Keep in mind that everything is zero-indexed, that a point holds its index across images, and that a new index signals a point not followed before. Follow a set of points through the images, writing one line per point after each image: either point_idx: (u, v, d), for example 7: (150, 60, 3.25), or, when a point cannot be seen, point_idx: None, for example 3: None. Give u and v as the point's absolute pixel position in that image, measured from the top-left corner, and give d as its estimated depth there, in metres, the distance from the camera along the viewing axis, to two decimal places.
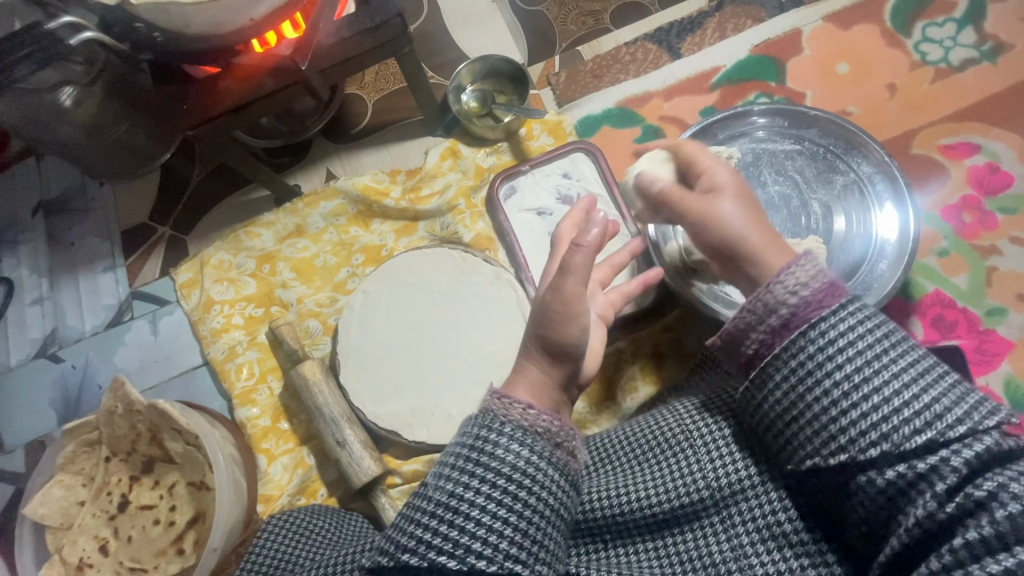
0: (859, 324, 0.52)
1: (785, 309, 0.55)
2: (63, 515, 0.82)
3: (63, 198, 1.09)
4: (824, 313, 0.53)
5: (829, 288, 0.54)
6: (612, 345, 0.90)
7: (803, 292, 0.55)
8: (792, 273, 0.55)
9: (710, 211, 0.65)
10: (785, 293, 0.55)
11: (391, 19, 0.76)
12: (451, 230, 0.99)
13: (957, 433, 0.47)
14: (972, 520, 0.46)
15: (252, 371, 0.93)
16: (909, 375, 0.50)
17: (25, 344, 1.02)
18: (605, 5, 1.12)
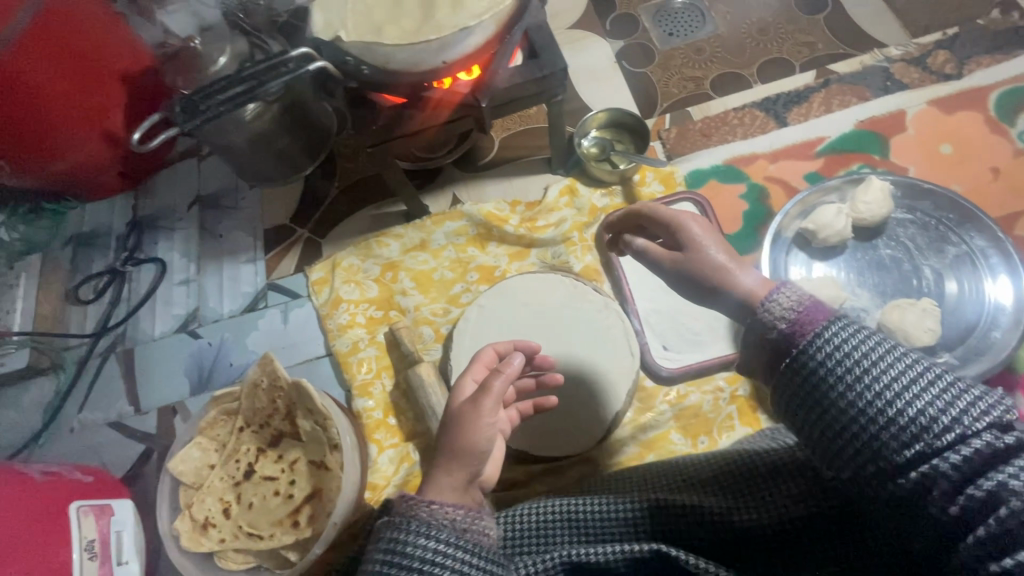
0: (837, 347, 0.51)
1: (784, 330, 0.54)
2: (196, 474, 0.91)
3: (217, 195, 1.24)
4: (811, 337, 0.52)
5: (799, 324, 0.53)
6: (711, 383, 0.95)
7: (790, 316, 0.54)
8: (767, 312, 0.56)
9: (699, 254, 0.63)
10: (774, 318, 0.55)
11: (556, 72, 0.87)
12: (562, 259, 1.08)
13: (946, 441, 0.46)
14: (982, 516, 0.45)
15: (370, 366, 1.02)
16: (896, 387, 0.48)
17: (168, 318, 1.14)
18: (707, 73, 1.23)
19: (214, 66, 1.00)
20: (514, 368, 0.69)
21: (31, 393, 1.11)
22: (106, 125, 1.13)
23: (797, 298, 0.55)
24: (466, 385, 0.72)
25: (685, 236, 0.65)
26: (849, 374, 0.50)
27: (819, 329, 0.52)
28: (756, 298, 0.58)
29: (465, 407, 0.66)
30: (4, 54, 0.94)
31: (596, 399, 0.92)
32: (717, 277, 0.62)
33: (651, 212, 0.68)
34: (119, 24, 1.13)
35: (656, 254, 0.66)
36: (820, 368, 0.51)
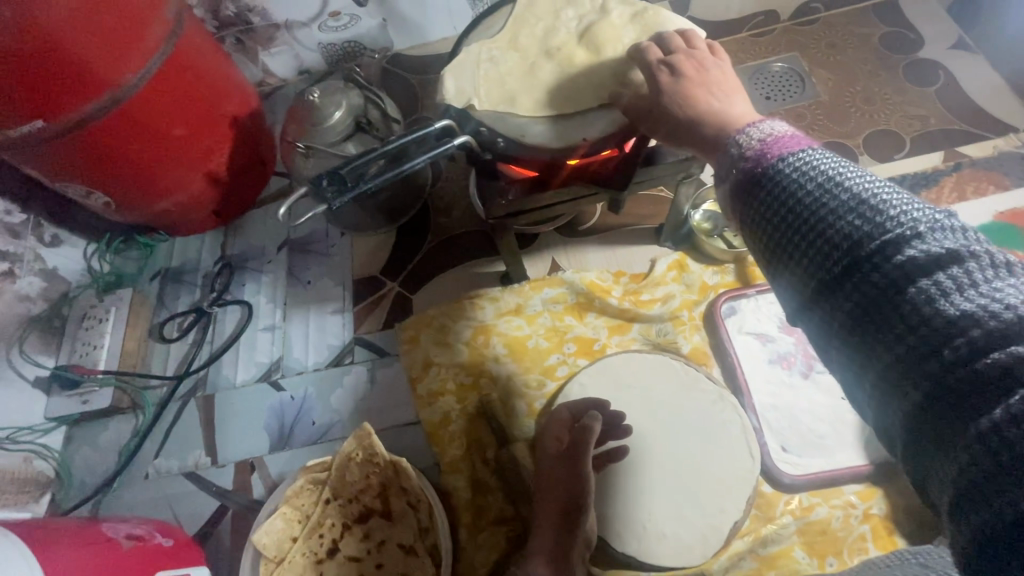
0: (806, 160, 0.43)
1: (753, 153, 0.47)
2: (278, 548, 0.83)
3: (307, 239, 1.22)
4: (786, 154, 0.44)
5: (766, 150, 0.46)
6: (839, 495, 0.86)
7: (765, 140, 0.47)
8: (739, 147, 0.49)
9: (688, 96, 0.64)
10: (748, 142, 0.49)
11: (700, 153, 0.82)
12: (668, 338, 1.01)
13: (891, 249, 0.37)
14: (939, 334, 0.34)
15: (461, 440, 0.96)
16: (869, 197, 0.39)
17: (251, 365, 1.11)
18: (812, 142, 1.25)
19: (329, 120, 0.99)
20: (593, 433, 0.80)
21: (108, 433, 1.09)
22: (210, 166, 1.14)
23: (776, 132, 0.48)
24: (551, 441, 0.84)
25: (688, 73, 0.66)
26: (810, 191, 0.41)
27: (788, 152, 0.44)
28: (736, 135, 0.52)
29: (564, 467, 0.80)
30: (132, 99, 0.95)
31: (713, 504, 0.84)
32: (698, 111, 0.62)
33: (685, 42, 0.70)
34: (228, 64, 1.14)
35: (665, 83, 0.66)
36: (777, 188, 0.43)
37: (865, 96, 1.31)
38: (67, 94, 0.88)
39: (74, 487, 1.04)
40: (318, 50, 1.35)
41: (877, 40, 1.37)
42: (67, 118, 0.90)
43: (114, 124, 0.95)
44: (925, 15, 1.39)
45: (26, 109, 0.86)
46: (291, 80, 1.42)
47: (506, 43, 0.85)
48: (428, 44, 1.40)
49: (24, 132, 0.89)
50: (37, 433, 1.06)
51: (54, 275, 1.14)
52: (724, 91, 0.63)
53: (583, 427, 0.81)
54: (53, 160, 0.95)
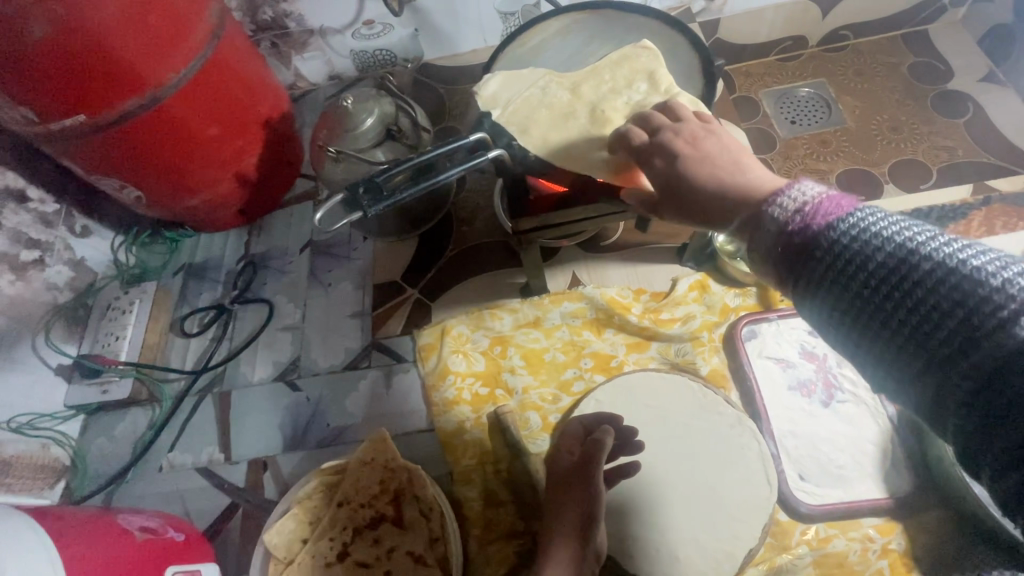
0: (866, 230, 0.44)
1: (795, 223, 0.48)
2: (288, 548, 0.84)
3: (330, 242, 1.23)
4: (834, 221, 0.45)
5: (811, 220, 0.47)
6: (857, 528, 0.85)
7: (804, 207, 0.48)
8: (778, 213, 0.49)
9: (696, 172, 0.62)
10: (784, 213, 0.49)
11: None
12: (686, 358, 1.00)
13: (992, 321, 0.38)
14: None
15: (474, 451, 0.96)
16: (950, 268, 0.40)
17: (269, 364, 1.11)
18: (832, 167, 1.26)
19: (360, 127, 1.01)
20: (604, 447, 0.76)
21: (125, 423, 1.10)
22: (240, 167, 1.16)
23: (813, 195, 0.48)
24: (561, 456, 0.79)
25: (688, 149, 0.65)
26: (869, 260, 0.43)
27: (837, 218, 0.45)
28: (765, 202, 0.52)
29: (571, 479, 0.74)
30: (171, 99, 0.97)
31: (727, 529, 0.83)
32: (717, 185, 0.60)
33: (670, 117, 0.71)
34: (264, 68, 1.17)
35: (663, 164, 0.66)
36: (836, 258, 0.45)
37: (892, 124, 1.30)
38: (110, 90, 0.90)
39: (89, 476, 1.06)
40: (350, 57, 1.37)
41: (905, 70, 1.37)
42: (107, 114, 0.92)
43: (151, 122, 0.97)
44: (954, 47, 1.39)
45: (69, 102, 0.88)
46: (321, 85, 1.45)
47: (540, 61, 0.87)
48: (458, 55, 1.42)
49: (65, 125, 0.91)
50: (56, 420, 1.07)
51: (81, 265, 1.16)
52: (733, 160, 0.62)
53: (597, 440, 0.77)
54: (90, 153, 0.98)
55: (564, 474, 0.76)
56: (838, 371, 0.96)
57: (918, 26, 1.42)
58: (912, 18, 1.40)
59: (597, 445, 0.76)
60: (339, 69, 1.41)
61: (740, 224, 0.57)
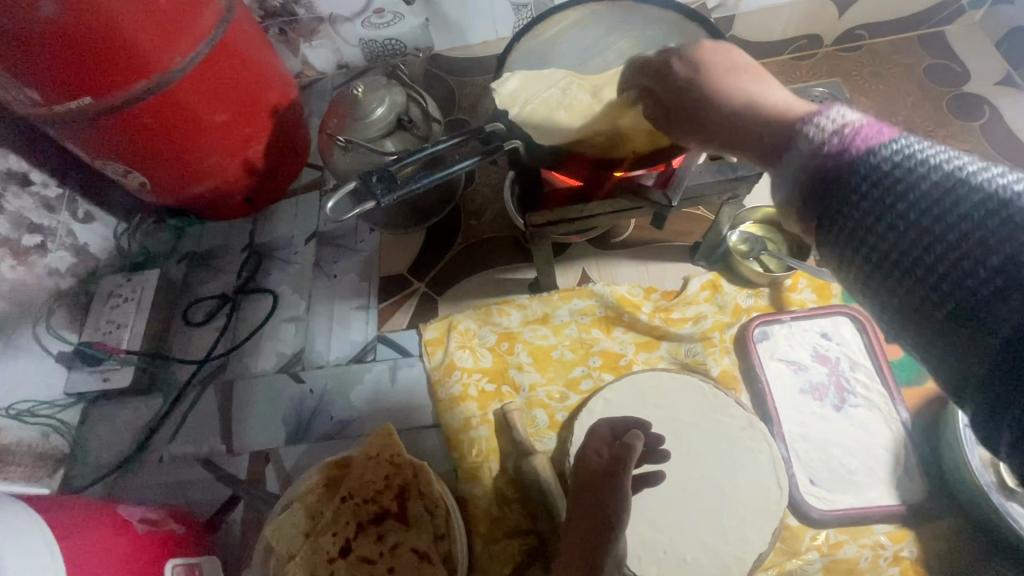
0: (909, 156, 0.41)
1: (833, 143, 0.44)
2: (290, 543, 0.82)
3: (336, 233, 1.22)
4: (876, 147, 0.42)
5: (852, 141, 0.43)
6: (867, 535, 0.84)
7: (842, 129, 0.44)
8: (814, 134, 0.45)
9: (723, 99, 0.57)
10: (821, 133, 0.45)
11: (751, 175, 0.81)
12: (697, 359, 0.99)
13: None
14: None
15: (480, 448, 0.95)
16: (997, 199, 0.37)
17: (272, 356, 1.10)
18: None
19: (370, 115, 0.99)
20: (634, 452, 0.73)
21: (125, 412, 1.08)
22: (247, 155, 1.14)
23: (854, 119, 0.44)
24: (590, 457, 0.77)
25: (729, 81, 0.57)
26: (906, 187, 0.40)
27: (877, 143, 0.42)
28: (800, 122, 0.48)
29: (601, 479, 0.71)
30: (179, 84, 0.95)
31: (737, 532, 0.81)
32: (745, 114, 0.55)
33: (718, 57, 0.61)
34: (273, 54, 1.15)
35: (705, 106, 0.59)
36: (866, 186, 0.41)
37: (907, 126, 1.28)
38: (117, 74, 0.88)
39: (89, 465, 1.04)
40: (359, 46, 1.35)
41: (921, 71, 1.35)
42: (114, 97, 0.91)
43: (158, 107, 0.96)
44: (971, 49, 1.36)
45: (75, 85, 0.87)
46: (329, 74, 1.43)
47: None
48: (467, 47, 1.40)
49: (71, 107, 0.89)
50: (56, 408, 1.06)
51: (84, 251, 1.15)
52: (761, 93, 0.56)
53: (626, 446, 0.74)
54: (96, 138, 0.96)
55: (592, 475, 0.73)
56: (851, 375, 0.94)
57: (934, 27, 1.40)
58: (929, 19, 1.38)
59: (625, 450, 0.74)
60: (347, 57, 1.39)
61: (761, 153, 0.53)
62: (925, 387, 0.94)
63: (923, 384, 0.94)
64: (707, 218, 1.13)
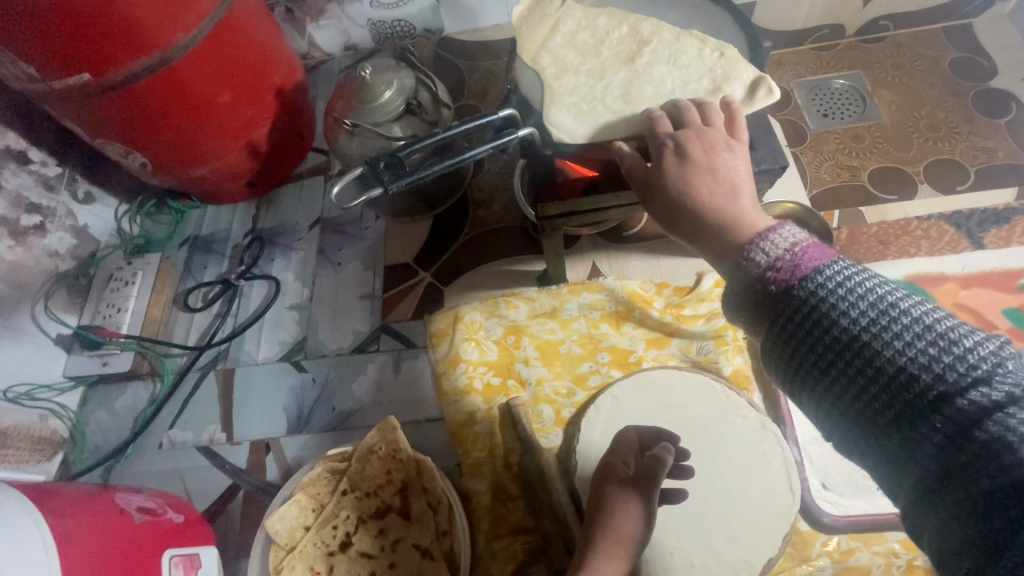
0: (855, 285, 0.42)
1: (782, 262, 0.46)
2: (290, 535, 0.81)
3: (341, 220, 1.19)
4: (817, 271, 0.44)
5: (794, 267, 0.45)
6: (881, 542, 0.82)
7: (786, 255, 0.46)
8: (751, 267, 0.48)
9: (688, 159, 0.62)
10: (761, 260, 0.48)
11: (775, 168, 0.77)
12: (709, 357, 0.96)
13: (945, 362, 0.37)
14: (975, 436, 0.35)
15: (484, 444, 0.93)
16: (923, 320, 0.39)
17: (275, 344, 1.08)
18: (864, 164, 1.19)
19: (379, 99, 0.95)
20: (665, 466, 0.66)
21: (125, 397, 1.07)
22: (250, 137, 1.11)
23: (793, 246, 0.47)
24: (616, 468, 0.69)
25: (678, 182, 0.61)
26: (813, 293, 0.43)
27: (817, 269, 0.44)
28: (754, 240, 0.50)
29: (624, 491, 0.66)
30: (181, 62, 0.92)
31: (748, 537, 0.79)
32: (698, 202, 0.59)
33: (703, 116, 0.66)
34: (278, 33, 1.11)
35: (669, 163, 0.62)
36: (782, 297, 0.45)
37: (931, 122, 1.22)
38: (116, 50, 0.85)
39: (88, 450, 1.03)
40: (367, 27, 1.31)
41: (947, 64, 1.29)
42: (114, 74, 0.87)
43: (159, 85, 0.92)
44: (1001, 42, 1.30)
45: (74, 60, 0.84)
46: (336, 56, 1.39)
47: (573, 36, 0.81)
48: (478, 30, 1.37)
49: (68, 83, 0.86)
50: (55, 391, 1.04)
51: (84, 233, 1.12)
52: (731, 181, 0.59)
53: (658, 456, 0.68)
54: (95, 115, 0.93)
55: (614, 487, 0.67)
56: None
57: (962, 18, 1.34)
58: (957, 9, 1.32)
59: (655, 464, 0.67)
60: (354, 38, 1.35)
61: (716, 251, 0.57)
62: None
63: None
64: None
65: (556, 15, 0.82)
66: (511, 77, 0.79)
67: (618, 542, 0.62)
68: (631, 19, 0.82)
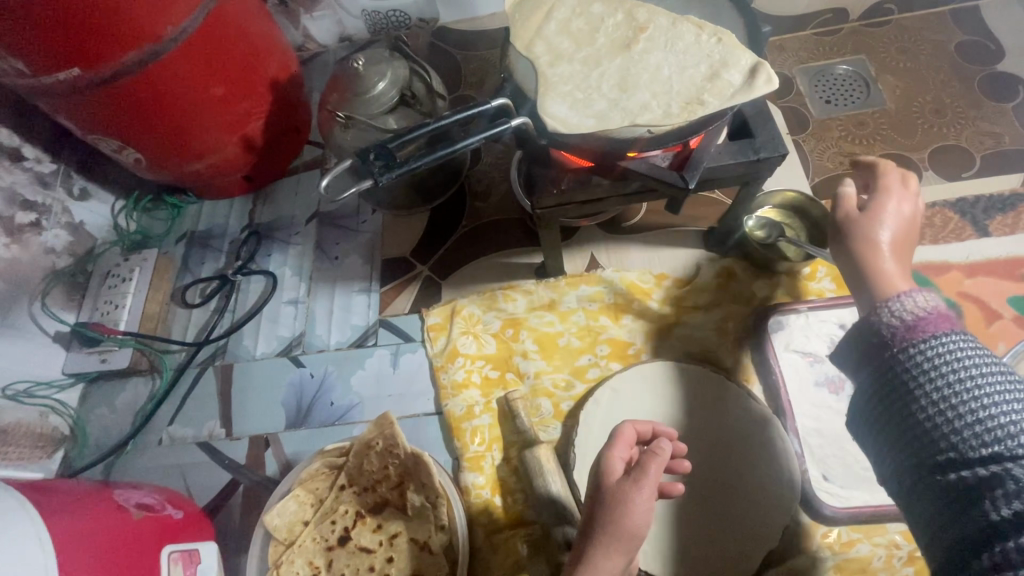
0: (974, 365, 0.54)
1: (908, 322, 0.59)
2: (289, 530, 0.81)
3: (337, 214, 1.18)
4: (940, 340, 0.56)
5: (921, 332, 0.57)
6: (883, 534, 0.81)
7: (909, 317, 0.59)
8: (884, 316, 0.60)
9: (880, 215, 0.70)
10: (894, 316, 0.59)
11: (773, 156, 0.76)
12: (709, 349, 0.96)
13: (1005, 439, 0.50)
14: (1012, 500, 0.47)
15: (483, 437, 0.93)
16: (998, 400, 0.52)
17: (273, 339, 1.08)
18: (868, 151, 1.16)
19: (372, 90, 0.94)
20: (659, 455, 0.63)
21: (125, 394, 1.07)
22: (245, 131, 1.10)
23: (924, 314, 0.59)
24: (616, 462, 0.67)
25: (860, 230, 0.71)
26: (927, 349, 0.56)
27: (934, 339, 0.56)
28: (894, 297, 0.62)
29: (623, 485, 0.62)
30: (171, 55, 0.91)
31: (746, 528, 0.79)
32: (862, 245, 0.70)
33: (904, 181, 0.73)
34: (272, 25, 1.10)
35: (852, 213, 0.72)
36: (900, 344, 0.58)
37: (936, 107, 1.20)
38: (104, 43, 0.84)
39: (90, 446, 1.03)
40: (362, 18, 1.29)
41: (953, 48, 1.26)
42: (104, 68, 0.86)
43: (150, 79, 0.91)
44: (1009, 24, 1.27)
45: (62, 54, 0.83)
46: (331, 47, 1.37)
47: (568, 23, 0.79)
48: (475, 19, 1.35)
49: (60, 78, 0.85)
50: (54, 388, 1.04)
51: (80, 229, 1.12)
52: (898, 241, 0.69)
53: (650, 449, 0.64)
54: (88, 111, 0.92)
55: (611, 483, 0.64)
56: None
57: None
58: None
59: (648, 457, 0.64)
60: (349, 29, 1.33)
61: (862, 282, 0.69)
62: None
63: None
64: (722, 202, 1.08)
65: (550, 3, 0.80)
66: (505, 66, 0.78)
67: (620, 537, 0.60)
68: (627, 5, 0.80)
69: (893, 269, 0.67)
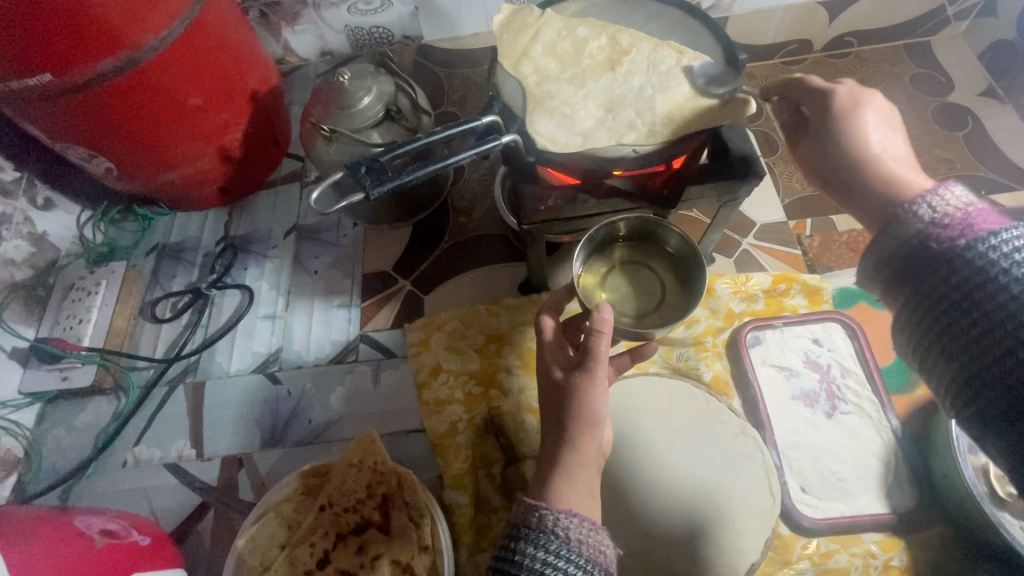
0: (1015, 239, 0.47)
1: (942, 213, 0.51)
2: (263, 556, 0.77)
3: (317, 227, 1.17)
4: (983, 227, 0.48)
5: (962, 220, 0.50)
6: (859, 543, 0.84)
7: (948, 209, 0.51)
8: (913, 219, 0.52)
9: (852, 120, 0.62)
10: (928, 213, 0.52)
11: (751, 177, 0.78)
12: (689, 364, 0.97)
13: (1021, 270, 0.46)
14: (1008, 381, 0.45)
15: (466, 454, 0.91)
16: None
17: (247, 355, 1.04)
18: None
19: (357, 105, 0.94)
20: (596, 322, 0.60)
21: (87, 413, 1.02)
22: (223, 142, 1.08)
23: (955, 203, 0.51)
24: (558, 358, 0.66)
25: (842, 131, 0.62)
26: (1003, 277, 0.46)
27: (987, 228, 0.49)
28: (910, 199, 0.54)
29: (576, 379, 0.61)
30: (150, 64, 0.89)
31: (729, 542, 0.80)
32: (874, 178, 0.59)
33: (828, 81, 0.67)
34: (254, 38, 1.09)
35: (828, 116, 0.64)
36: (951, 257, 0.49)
37: None
38: (82, 50, 0.82)
39: (46, 469, 0.97)
40: (344, 33, 1.29)
41: (908, 79, 1.34)
42: (78, 75, 0.84)
43: (126, 87, 0.89)
44: (958, 59, 1.36)
45: (34, 60, 0.80)
46: (312, 61, 1.37)
47: (553, 44, 0.81)
48: (458, 39, 1.36)
49: (30, 85, 0.82)
50: (8, 408, 0.99)
51: (42, 241, 1.07)
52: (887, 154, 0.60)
53: (593, 330, 0.61)
54: (59, 118, 0.89)
55: (564, 375, 0.63)
56: (842, 382, 0.94)
57: (921, 36, 1.39)
58: (917, 27, 1.37)
59: (593, 340, 0.61)
60: (331, 44, 1.33)
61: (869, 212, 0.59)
62: (915, 395, 0.95)
63: (913, 392, 0.95)
64: (699, 221, 1.12)
65: (536, 25, 0.82)
66: (492, 85, 0.79)
67: (584, 425, 0.60)
68: (608, 27, 0.83)
69: (902, 173, 0.58)
